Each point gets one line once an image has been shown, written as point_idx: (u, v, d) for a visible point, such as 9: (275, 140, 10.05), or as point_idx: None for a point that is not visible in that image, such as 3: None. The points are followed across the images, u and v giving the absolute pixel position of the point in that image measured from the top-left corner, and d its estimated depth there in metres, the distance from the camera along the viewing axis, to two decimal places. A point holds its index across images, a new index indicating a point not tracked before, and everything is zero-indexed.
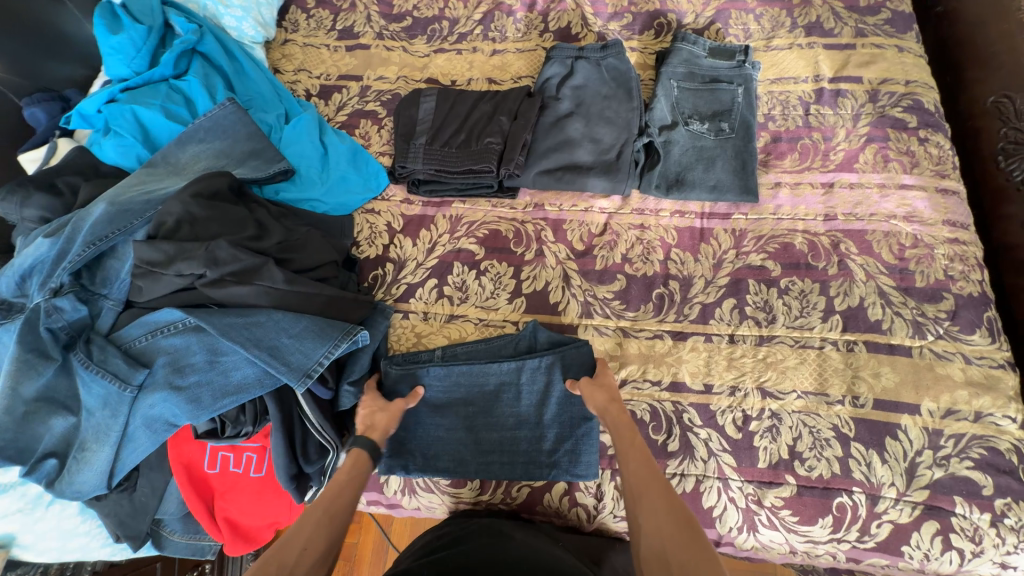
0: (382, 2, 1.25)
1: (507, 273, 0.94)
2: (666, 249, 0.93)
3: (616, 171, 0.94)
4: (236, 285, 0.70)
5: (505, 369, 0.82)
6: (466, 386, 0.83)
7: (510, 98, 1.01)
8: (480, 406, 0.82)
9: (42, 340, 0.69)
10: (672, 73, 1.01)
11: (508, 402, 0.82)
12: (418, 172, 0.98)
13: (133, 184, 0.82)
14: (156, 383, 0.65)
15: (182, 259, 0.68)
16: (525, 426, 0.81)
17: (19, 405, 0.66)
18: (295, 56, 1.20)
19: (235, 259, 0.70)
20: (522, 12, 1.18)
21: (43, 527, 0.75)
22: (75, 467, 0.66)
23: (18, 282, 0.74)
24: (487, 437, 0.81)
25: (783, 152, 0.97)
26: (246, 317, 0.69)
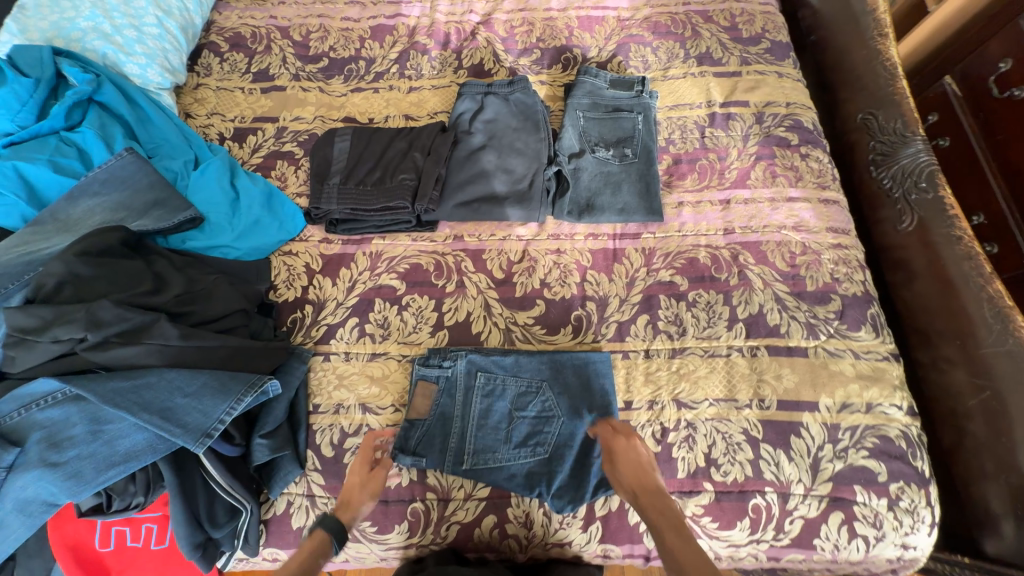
0: (297, 44, 1.26)
1: (428, 306, 0.94)
2: (582, 271, 0.97)
3: (529, 199, 0.98)
4: (126, 346, 0.67)
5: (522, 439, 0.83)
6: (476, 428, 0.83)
7: (424, 135, 1.04)
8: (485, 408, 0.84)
9: None
10: (578, 104, 1.07)
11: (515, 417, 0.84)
12: (334, 212, 0.98)
13: (11, 248, 0.79)
14: (30, 462, 0.61)
15: (60, 324, 0.65)
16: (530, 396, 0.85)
17: None
18: (207, 100, 1.19)
19: (123, 319, 0.68)
20: (436, 51, 1.23)
21: None
22: None
23: None
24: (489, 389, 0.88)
25: (684, 173, 1.04)
26: (137, 378, 0.66)
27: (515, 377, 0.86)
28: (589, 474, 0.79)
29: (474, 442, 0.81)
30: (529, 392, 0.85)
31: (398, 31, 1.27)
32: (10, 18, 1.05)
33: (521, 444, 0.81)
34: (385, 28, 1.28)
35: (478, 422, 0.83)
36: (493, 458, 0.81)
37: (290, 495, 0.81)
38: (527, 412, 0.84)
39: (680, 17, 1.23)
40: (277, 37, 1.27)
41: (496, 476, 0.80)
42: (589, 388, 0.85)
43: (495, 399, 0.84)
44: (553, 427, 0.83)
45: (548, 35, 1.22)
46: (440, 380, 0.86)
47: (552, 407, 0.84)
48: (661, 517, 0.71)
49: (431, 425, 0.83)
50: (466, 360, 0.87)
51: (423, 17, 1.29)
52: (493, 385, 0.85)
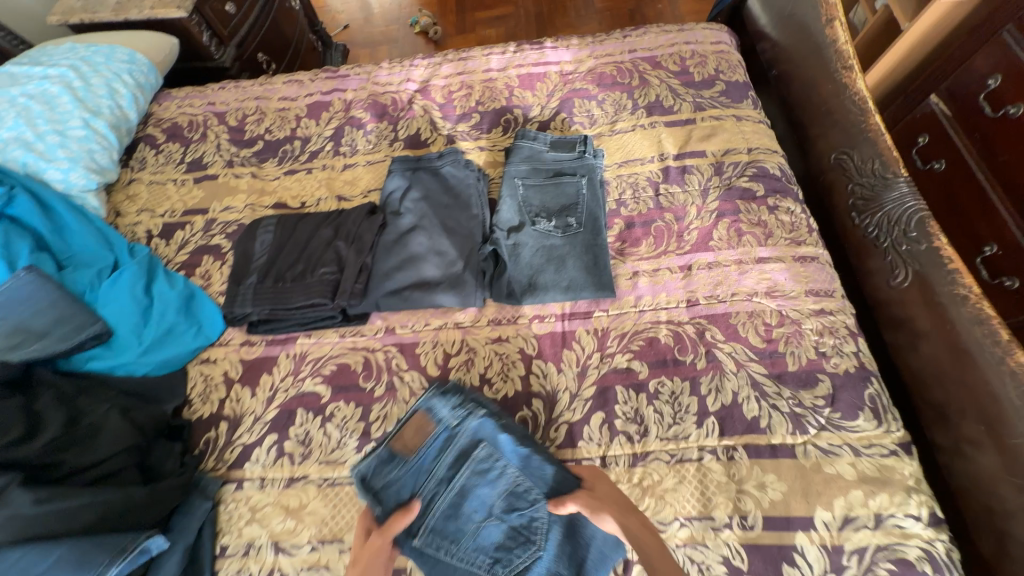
0: (234, 129, 1.23)
1: (354, 415, 0.83)
2: (527, 361, 0.85)
3: (462, 285, 0.88)
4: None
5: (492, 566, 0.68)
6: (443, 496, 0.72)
7: (351, 219, 0.96)
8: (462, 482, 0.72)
9: None
10: (516, 172, 0.99)
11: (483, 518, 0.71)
12: (251, 314, 0.89)
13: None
14: None
15: None
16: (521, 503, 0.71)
17: None
18: (140, 196, 1.15)
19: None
20: (372, 124, 1.17)
21: None
22: None
23: None
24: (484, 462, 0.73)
25: (637, 238, 0.93)
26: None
27: (521, 470, 0.72)
28: None
29: (441, 520, 0.70)
30: (523, 497, 0.71)
31: (335, 107, 1.22)
32: None
33: (478, 546, 0.69)
34: (322, 105, 1.24)
35: (450, 493, 0.72)
36: (451, 551, 0.69)
37: None
38: (512, 514, 0.71)
39: (627, 66, 1.16)
40: (214, 124, 1.25)
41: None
42: (593, 556, 0.67)
43: (483, 479, 0.72)
44: (525, 555, 0.68)
45: (487, 98, 1.16)
46: (442, 426, 0.75)
47: (536, 532, 0.69)
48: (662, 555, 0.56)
49: (406, 471, 0.73)
50: (480, 423, 0.75)
51: (361, 90, 1.25)
52: (492, 461, 0.73)
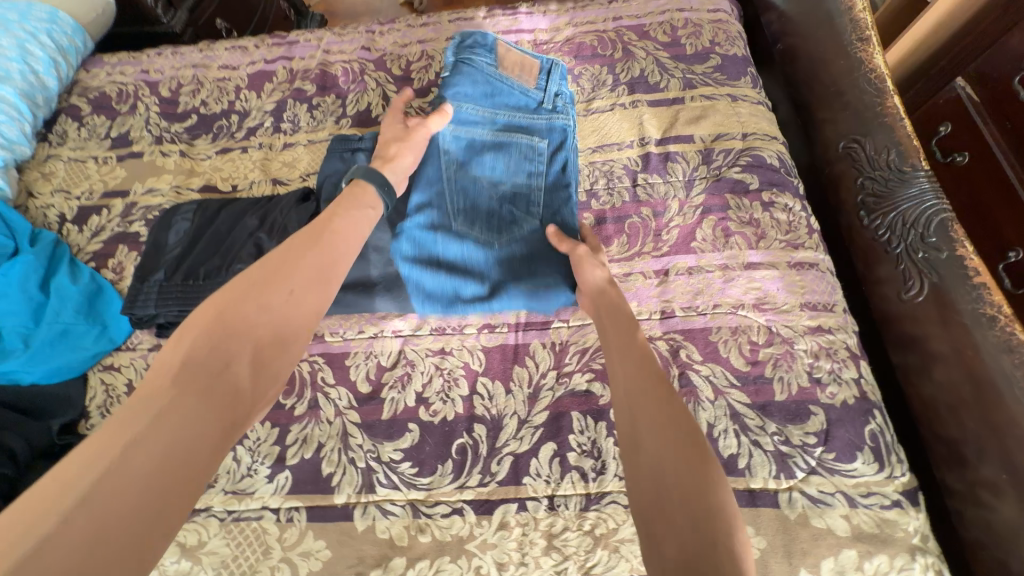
0: (166, 101, 1.09)
1: (269, 437, 0.72)
2: (472, 378, 0.73)
3: (400, 288, 0.76)
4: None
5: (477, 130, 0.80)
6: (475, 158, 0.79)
7: (279, 207, 0.83)
8: (494, 163, 0.79)
9: None
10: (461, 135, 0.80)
11: (472, 193, 0.77)
12: (156, 316, 0.78)
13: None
14: None
15: None
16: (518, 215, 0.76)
17: None
18: (55, 174, 1.02)
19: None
20: (318, 97, 1.03)
21: None
22: None
23: None
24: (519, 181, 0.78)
25: (608, 236, 0.80)
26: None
27: (545, 187, 0.78)
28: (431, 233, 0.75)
29: (484, 92, 0.82)
30: (524, 202, 0.77)
31: (278, 78, 1.08)
32: None
33: (460, 188, 0.78)
34: (266, 74, 1.10)
35: (488, 159, 0.79)
36: (474, 78, 0.82)
37: None
38: (508, 201, 0.77)
39: (609, 35, 1.01)
40: (144, 95, 1.11)
41: (458, 94, 0.81)
42: (532, 283, 0.73)
43: (516, 175, 0.78)
44: (480, 233, 0.75)
45: None
46: (541, 112, 0.81)
47: (506, 231, 0.76)
48: (636, 352, 0.57)
49: (479, 106, 0.81)
50: (561, 133, 0.81)
51: (308, 57, 1.10)
52: (539, 159, 0.78)
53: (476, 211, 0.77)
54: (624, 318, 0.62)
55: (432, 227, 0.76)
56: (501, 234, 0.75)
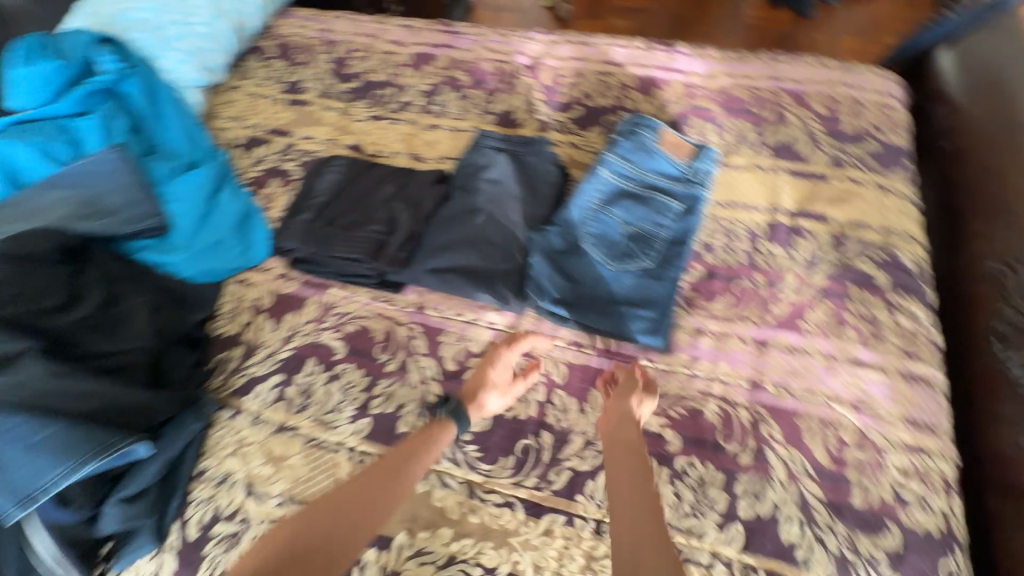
0: (338, 61, 1.22)
1: (360, 383, 0.80)
2: (549, 388, 0.77)
3: (505, 285, 0.81)
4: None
5: (621, 173, 0.83)
6: (613, 198, 0.82)
7: (417, 183, 0.91)
8: (625, 209, 0.82)
9: None
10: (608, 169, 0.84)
11: (597, 227, 0.81)
12: (295, 250, 0.88)
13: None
14: None
15: None
16: (633, 260, 0.79)
17: None
18: (235, 102, 1.18)
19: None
20: (470, 89, 1.11)
21: None
22: None
23: None
24: (642, 231, 0.80)
25: (714, 292, 0.81)
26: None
27: (666, 243, 0.80)
28: (549, 244, 0.81)
29: (641, 143, 0.84)
30: (643, 247, 0.79)
31: (439, 62, 1.18)
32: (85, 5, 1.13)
33: (591, 217, 0.82)
34: (428, 56, 1.20)
35: (625, 203, 0.82)
36: (641, 130, 0.86)
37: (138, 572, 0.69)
38: (627, 242, 0.80)
39: (763, 96, 1.01)
40: (322, 52, 1.25)
41: (620, 140, 0.85)
42: (620, 318, 0.76)
43: (645, 223, 0.80)
44: (594, 260, 0.79)
45: (596, 92, 1.06)
46: (687, 178, 0.82)
47: (617, 266, 0.78)
48: (637, 477, 0.62)
49: (632, 156, 0.84)
50: (697, 202, 0.81)
51: (470, 50, 1.19)
52: (670, 217, 0.80)
53: (596, 240, 0.80)
54: (630, 433, 0.66)
55: (558, 236, 0.81)
56: (610, 266, 0.79)
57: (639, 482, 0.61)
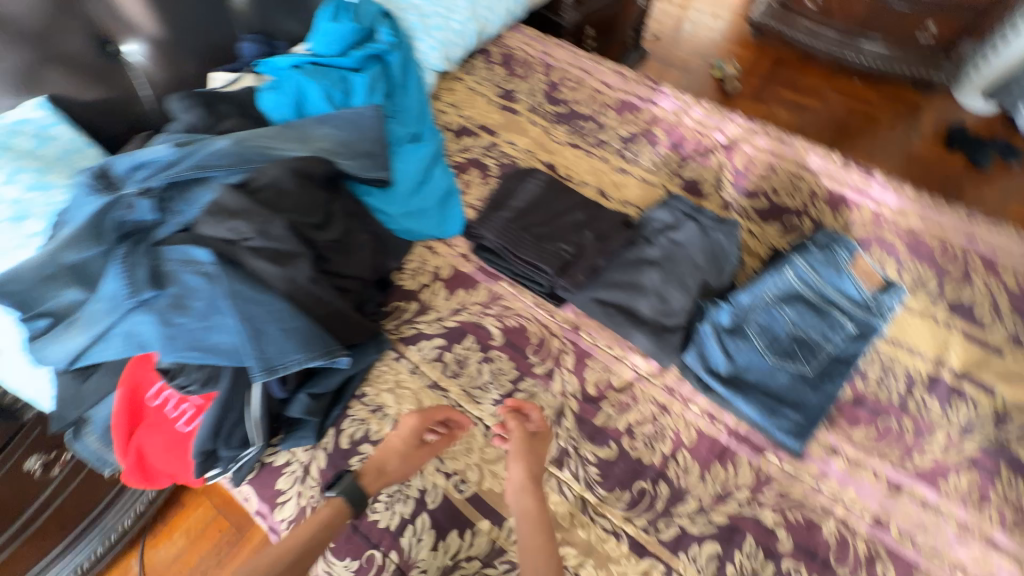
0: (551, 84, 1.36)
1: (509, 373, 0.88)
2: (677, 445, 0.82)
3: (665, 338, 0.87)
4: (265, 264, 0.72)
5: (807, 281, 0.88)
6: (792, 299, 0.87)
7: (606, 219, 1.01)
8: (800, 313, 0.86)
9: (104, 222, 0.73)
10: (797, 272, 0.88)
11: (769, 320, 0.86)
12: (486, 240, 1.00)
13: (265, 136, 0.93)
14: (154, 307, 0.68)
15: (245, 218, 0.74)
16: (794, 362, 0.83)
17: (51, 266, 0.68)
18: (456, 92, 1.34)
19: (285, 246, 0.75)
20: (665, 148, 1.20)
21: (13, 347, 0.85)
22: (47, 342, 0.67)
23: (126, 167, 0.79)
24: (811, 340, 0.85)
25: (858, 419, 0.83)
26: (260, 294, 0.71)
27: (829, 358, 0.84)
28: (721, 320, 0.86)
29: (835, 260, 0.89)
30: (807, 354, 0.84)
31: (641, 114, 1.28)
32: None
33: (766, 310, 0.87)
34: (632, 106, 1.30)
35: (803, 308, 0.86)
36: (837, 248, 0.90)
37: (292, 458, 0.81)
38: (794, 344, 0.84)
39: (953, 250, 1.02)
40: (539, 72, 1.39)
41: (814, 251, 0.90)
42: (769, 410, 0.80)
43: (816, 333, 0.85)
44: (759, 349, 0.84)
45: (785, 190, 1.11)
46: (869, 307, 0.86)
47: (779, 363, 0.83)
48: (539, 547, 0.69)
49: (823, 268, 0.88)
50: (869, 333, 0.86)
51: (672, 112, 1.28)
52: (842, 336, 0.85)
53: (764, 332, 0.85)
54: (531, 502, 0.72)
55: (730, 316, 0.86)
56: (772, 360, 0.83)
57: (545, 557, 0.68)
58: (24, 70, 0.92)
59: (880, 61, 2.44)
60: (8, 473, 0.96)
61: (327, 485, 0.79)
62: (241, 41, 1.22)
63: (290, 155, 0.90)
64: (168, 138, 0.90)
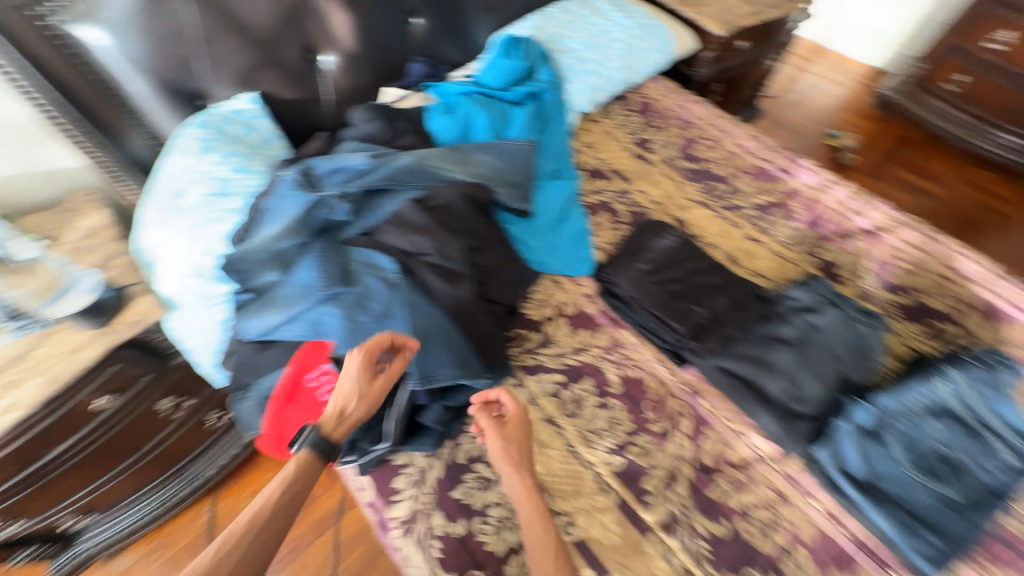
0: (687, 140, 1.37)
1: (625, 424, 0.89)
2: (793, 539, 0.79)
3: (794, 425, 0.84)
4: (439, 281, 0.82)
5: (960, 398, 0.83)
6: (942, 415, 0.82)
7: (740, 289, 1.00)
8: (952, 431, 0.81)
9: (307, 218, 0.83)
10: (949, 387, 0.84)
11: (914, 431, 0.81)
12: (618, 286, 1.03)
13: (438, 156, 0.99)
14: (340, 302, 0.76)
15: (427, 236, 0.84)
16: (941, 483, 0.77)
17: (265, 251, 0.78)
18: (593, 133, 1.39)
19: (457, 267, 0.83)
20: (802, 224, 1.18)
21: (190, 305, 0.96)
22: (249, 315, 0.77)
23: (326, 170, 0.90)
24: (962, 462, 0.79)
25: (1006, 562, 0.76)
26: (430, 307, 0.79)
27: (980, 487, 0.78)
28: (859, 421, 0.82)
29: (993, 383, 0.84)
30: (955, 477, 0.78)
31: (778, 185, 1.26)
32: (536, 20, 1.43)
33: (911, 420, 0.82)
34: (770, 175, 1.29)
35: (953, 426, 0.81)
36: (995, 370, 0.85)
37: (410, 460, 0.85)
38: (941, 464, 0.79)
39: None
40: (676, 126, 1.41)
41: (970, 368, 0.86)
42: (908, 528, 0.75)
43: (968, 457, 0.79)
44: (901, 462, 0.79)
45: (934, 292, 1.05)
46: None
47: (923, 481, 0.77)
48: (540, 531, 0.73)
49: (979, 388, 0.84)
50: None
51: (811, 188, 1.25)
52: (996, 465, 0.79)
53: (908, 444, 0.80)
54: (521, 486, 0.76)
55: (870, 419, 0.82)
56: (915, 476, 0.78)
57: (542, 532, 0.73)
58: (248, 69, 1.07)
59: (1001, 149, 2.30)
60: (144, 412, 1.07)
61: (442, 495, 0.82)
62: (411, 62, 1.35)
63: (457, 180, 0.96)
64: (360, 146, 1.01)
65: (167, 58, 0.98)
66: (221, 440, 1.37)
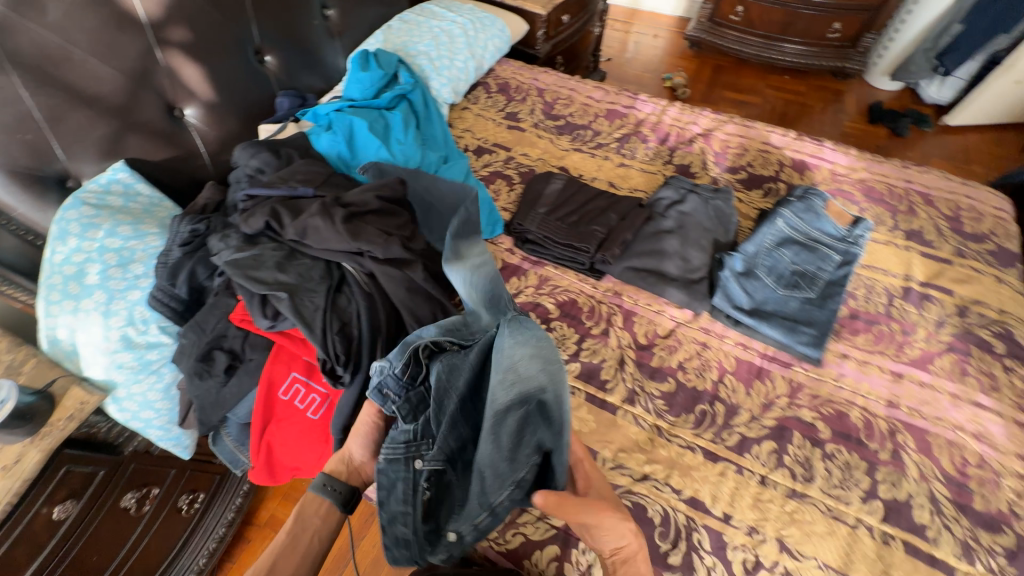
0: (547, 104, 1.58)
1: (572, 337, 1.03)
2: (721, 371, 0.98)
3: (694, 289, 1.05)
4: (391, 272, 0.93)
5: (792, 226, 1.08)
6: (782, 242, 1.07)
7: (624, 203, 1.20)
8: (796, 248, 1.06)
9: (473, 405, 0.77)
10: (784, 219, 1.08)
11: (769, 263, 1.04)
12: (529, 232, 1.17)
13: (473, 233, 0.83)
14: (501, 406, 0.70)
15: (365, 240, 0.90)
16: (798, 292, 1.02)
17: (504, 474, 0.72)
18: (467, 119, 1.53)
19: (401, 257, 0.94)
20: (654, 143, 1.42)
21: (136, 384, 0.97)
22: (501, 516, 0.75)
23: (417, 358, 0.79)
24: (804, 270, 1.04)
25: (857, 329, 1.02)
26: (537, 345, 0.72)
27: (821, 286, 1.03)
28: (726, 267, 1.04)
29: (811, 208, 1.09)
30: (807, 284, 1.03)
31: (627, 119, 1.50)
32: (383, 34, 1.54)
33: (765, 255, 1.05)
34: (618, 113, 1.53)
35: (794, 250, 1.06)
36: (814, 201, 1.11)
37: None
38: (793, 279, 1.03)
39: (899, 191, 1.26)
40: (534, 95, 1.61)
41: (793, 205, 1.10)
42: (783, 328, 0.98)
43: (805, 266, 1.04)
44: (764, 285, 1.02)
45: (758, 162, 1.34)
46: (843, 242, 1.07)
47: (788, 297, 1.02)
48: None
49: (800, 212, 1.09)
50: (854, 259, 1.05)
51: (653, 114, 1.51)
52: (830, 265, 1.04)
53: (770, 273, 1.04)
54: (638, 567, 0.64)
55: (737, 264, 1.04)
56: (778, 293, 1.02)
57: None
58: (110, 138, 1.04)
59: (780, 55, 2.84)
60: (107, 514, 1.03)
61: None
62: (277, 98, 1.39)
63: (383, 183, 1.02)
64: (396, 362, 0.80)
65: (17, 146, 0.92)
66: (200, 528, 1.30)
